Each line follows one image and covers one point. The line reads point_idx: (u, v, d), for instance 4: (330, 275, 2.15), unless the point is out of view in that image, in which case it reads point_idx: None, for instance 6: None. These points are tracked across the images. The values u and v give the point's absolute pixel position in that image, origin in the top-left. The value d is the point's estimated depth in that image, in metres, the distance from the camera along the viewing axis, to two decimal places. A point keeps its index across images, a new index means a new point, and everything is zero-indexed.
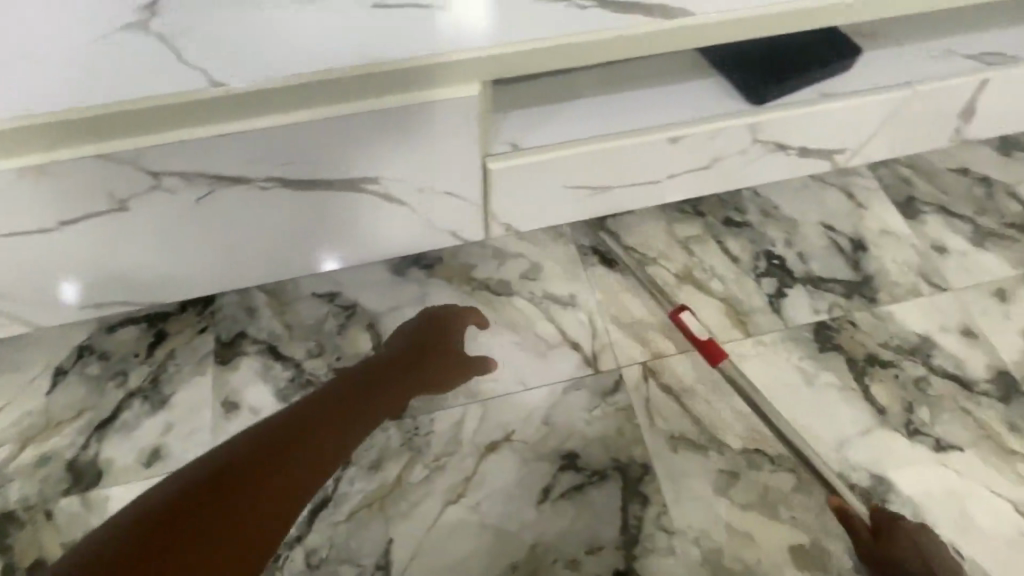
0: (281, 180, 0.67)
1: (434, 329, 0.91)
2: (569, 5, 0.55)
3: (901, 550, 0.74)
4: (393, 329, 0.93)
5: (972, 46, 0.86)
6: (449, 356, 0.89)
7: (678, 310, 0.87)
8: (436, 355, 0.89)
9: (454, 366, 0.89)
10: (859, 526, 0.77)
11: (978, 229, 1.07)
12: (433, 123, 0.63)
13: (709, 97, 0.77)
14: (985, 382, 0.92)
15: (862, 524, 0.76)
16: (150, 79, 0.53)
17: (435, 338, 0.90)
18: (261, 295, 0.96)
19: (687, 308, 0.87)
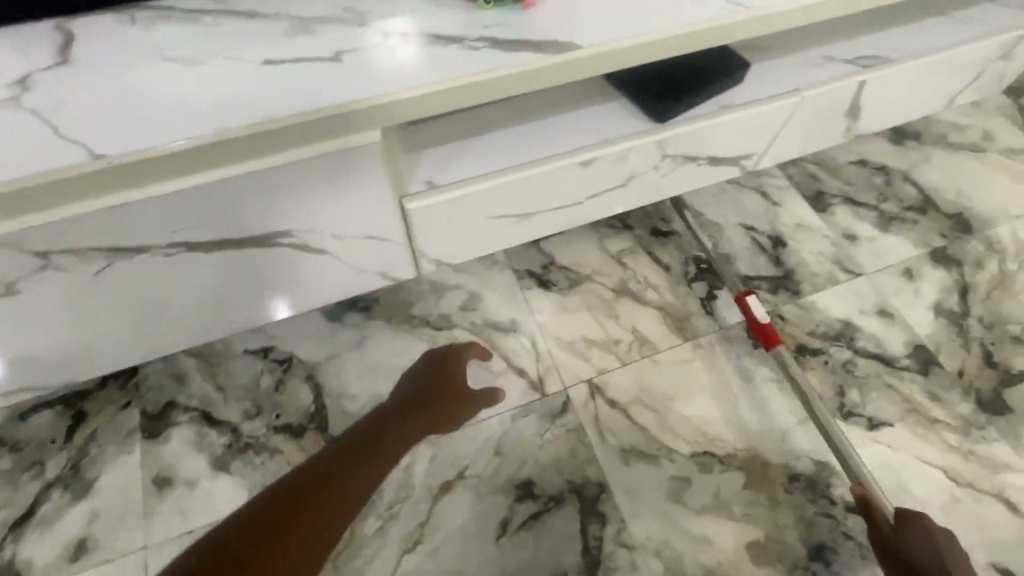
0: (186, 245, 0.64)
1: (441, 369, 0.93)
2: (462, 48, 0.59)
3: (916, 545, 0.76)
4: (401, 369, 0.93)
5: (849, 51, 0.93)
6: (459, 393, 0.91)
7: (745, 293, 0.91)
8: (444, 393, 0.91)
9: (462, 402, 0.90)
10: (883, 522, 0.77)
11: (882, 215, 1.16)
12: (339, 173, 0.63)
13: (614, 120, 0.81)
14: (904, 358, 0.98)
15: (886, 521, 0.77)
16: (26, 160, 0.51)
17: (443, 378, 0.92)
18: (190, 359, 0.92)
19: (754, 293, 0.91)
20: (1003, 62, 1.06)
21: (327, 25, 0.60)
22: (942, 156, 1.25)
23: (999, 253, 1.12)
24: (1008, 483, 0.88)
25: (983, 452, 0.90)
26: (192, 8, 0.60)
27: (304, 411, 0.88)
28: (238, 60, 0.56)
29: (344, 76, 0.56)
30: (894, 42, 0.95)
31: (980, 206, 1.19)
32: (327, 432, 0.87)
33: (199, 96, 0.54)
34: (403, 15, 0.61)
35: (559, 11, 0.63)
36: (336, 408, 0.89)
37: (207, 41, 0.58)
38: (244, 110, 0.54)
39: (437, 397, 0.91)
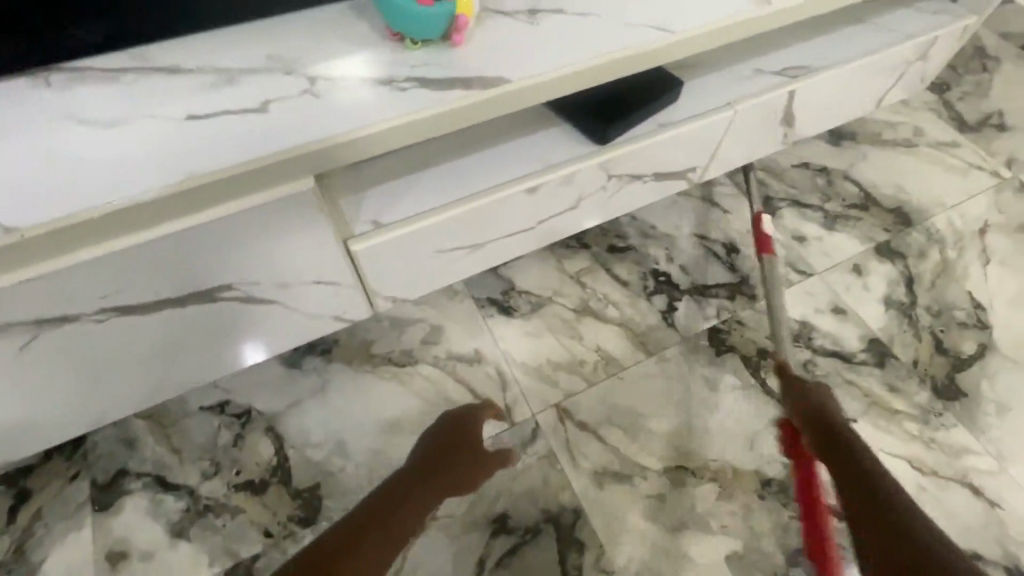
0: (119, 309, 0.62)
1: None
2: (390, 90, 0.60)
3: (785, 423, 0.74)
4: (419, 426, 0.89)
5: (777, 63, 0.97)
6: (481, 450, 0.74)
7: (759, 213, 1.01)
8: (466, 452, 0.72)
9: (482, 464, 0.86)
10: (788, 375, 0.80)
11: (828, 215, 1.20)
12: (275, 223, 0.61)
13: (556, 146, 0.82)
14: (861, 353, 1.01)
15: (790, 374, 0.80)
16: None
17: None
18: (141, 421, 0.88)
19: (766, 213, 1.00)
20: (922, 62, 1.12)
21: (252, 76, 0.59)
22: (878, 154, 1.31)
23: (939, 243, 1.17)
24: (969, 467, 0.91)
25: (943, 439, 0.93)
26: (112, 66, 0.59)
27: (265, 465, 0.85)
28: (162, 118, 0.56)
29: (272, 127, 0.56)
30: (819, 51, 0.99)
31: (917, 199, 1.24)
32: (290, 485, 0.84)
33: (123, 157, 0.53)
34: (331, 60, 0.61)
35: (486, 46, 0.64)
36: (300, 459, 0.86)
37: (128, 101, 0.57)
38: (171, 168, 0.53)
39: (462, 454, 0.72)
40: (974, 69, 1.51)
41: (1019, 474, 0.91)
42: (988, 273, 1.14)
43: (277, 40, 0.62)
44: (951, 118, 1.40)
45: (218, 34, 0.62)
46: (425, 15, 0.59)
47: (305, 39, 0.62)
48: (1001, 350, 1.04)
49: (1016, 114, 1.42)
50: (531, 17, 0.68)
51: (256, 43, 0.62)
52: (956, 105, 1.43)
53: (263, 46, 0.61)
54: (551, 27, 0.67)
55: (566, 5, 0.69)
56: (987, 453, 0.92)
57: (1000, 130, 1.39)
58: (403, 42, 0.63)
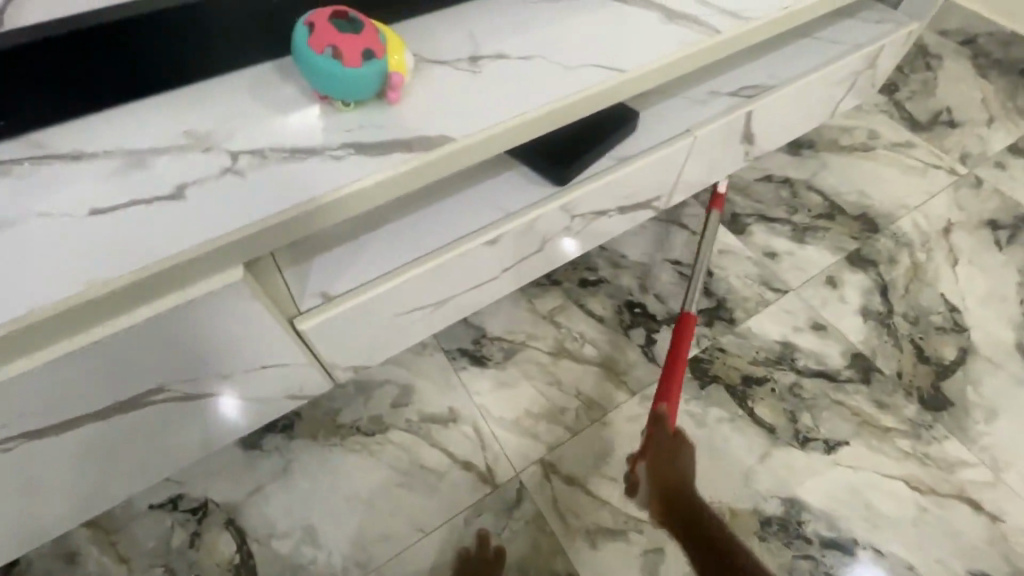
0: (32, 432, 0.54)
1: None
2: (323, 159, 0.54)
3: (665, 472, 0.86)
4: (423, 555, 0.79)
5: (732, 84, 0.95)
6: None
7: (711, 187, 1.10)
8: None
9: None
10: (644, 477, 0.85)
11: (796, 227, 1.18)
12: (205, 318, 0.55)
13: (515, 191, 0.77)
14: (845, 369, 0.99)
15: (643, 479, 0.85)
16: None
17: None
18: (84, 530, 0.79)
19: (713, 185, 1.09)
20: (872, 70, 1.12)
21: (166, 156, 0.53)
22: (837, 160, 1.31)
23: (908, 246, 1.17)
24: (965, 480, 0.88)
25: (936, 453, 0.91)
26: (5, 156, 0.52)
27: (227, 565, 0.78)
28: (61, 215, 0.49)
29: (192, 215, 0.50)
30: (771, 69, 0.98)
31: (881, 203, 1.24)
32: None
33: (15, 267, 0.46)
34: (256, 131, 0.56)
35: (424, 102, 0.60)
36: (266, 553, 0.79)
37: (24, 198, 0.50)
38: (71, 277, 0.46)
39: None
40: (918, 68, 1.53)
41: (1016, 482, 0.89)
42: (957, 273, 1.14)
43: (192, 113, 0.56)
44: (902, 119, 1.41)
45: (127, 112, 0.56)
46: (355, 78, 0.54)
47: (224, 108, 0.57)
48: (981, 352, 1.03)
49: (963, 109, 1.44)
50: (472, 64, 0.63)
51: (169, 118, 0.56)
52: (905, 105, 1.45)
53: (178, 120, 0.56)
54: (493, 74, 0.63)
55: (509, 49, 0.66)
56: (981, 463, 0.90)
57: (951, 126, 1.41)
58: (333, 104, 0.58)
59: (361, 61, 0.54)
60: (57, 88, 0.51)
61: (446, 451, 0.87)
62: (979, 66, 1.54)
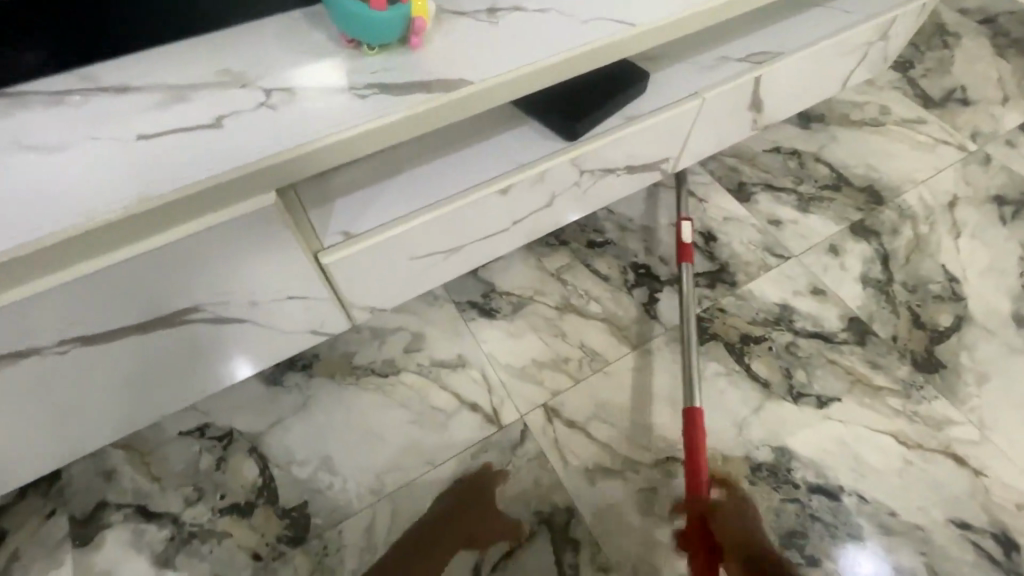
0: (80, 338, 0.60)
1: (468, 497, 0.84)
2: (350, 97, 0.59)
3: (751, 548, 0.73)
4: (432, 484, 0.85)
5: (742, 50, 0.97)
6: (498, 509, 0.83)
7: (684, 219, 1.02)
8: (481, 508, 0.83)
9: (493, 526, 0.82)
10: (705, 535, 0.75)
11: (801, 197, 1.21)
12: (237, 238, 0.60)
13: (527, 145, 0.81)
14: (842, 332, 1.02)
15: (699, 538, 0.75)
16: None
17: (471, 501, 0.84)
18: (119, 451, 0.86)
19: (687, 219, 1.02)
20: (883, 42, 1.13)
21: (206, 90, 0.57)
22: (847, 135, 1.33)
23: (911, 219, 1.19)
24: (952, 437, 0.92)
25: (926, 412, 0.94)
26: (56, 89, 0.56)
27: (251, 486, 0.84)
28: (109, 138, 0.54)
29: (227, 142, 0.55)
30: (782, 37, 1.00)
31: (888, 177, 1.26)
32: (277, 504, 0.83)
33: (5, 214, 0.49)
34: (289, 70, 0.60)
35: (444, 48, 0.63)
36: (286, 477, 0.85)
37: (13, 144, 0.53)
38: (122, 191, 0.51)
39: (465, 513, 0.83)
40: (935, 46, 1.53)
41: (1002, 442, 0.92)
42: (959, 245, 1.16)
43: (228, 53, 0.60)
44: (915, 96, 1.42)
45: (167, 49, 0.60)
46: (380, 21, 0.58)
47: (258, 50, 0.61)
48: (976, 320, 1.05)
49: (978, 88, 1.44)
50: (490, 16, 0.67)
51: (207, 57, 0.60)
52: (920, 82, 1.45)
53: (215, 59, 0.60)
54: (510, 26, 0.66)
55: (525, 2, 0.69)
56: (968, 422, 0.94)
57: (963, 104, 1.41)
58: (359, 48, 0.62)
59: (387, 5, 0.58)
60: (72, 31, 0.55)
61: (454, 393, 0.92)
62: (997, 45, 1.53)
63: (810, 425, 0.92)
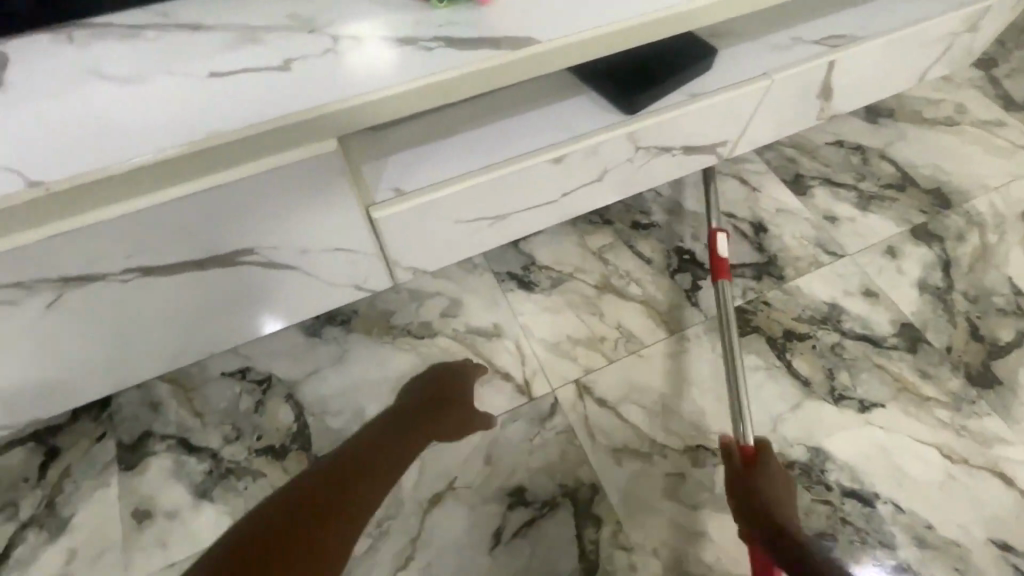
0: (144, 269, 0.63)
1: (444, 388, 0.87)
2: (417, 48, 0.58)
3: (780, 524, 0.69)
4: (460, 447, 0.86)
5: (817, 32, 0.92)
6: (471, 410, 0.86)
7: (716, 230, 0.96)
8: (449, 408, 0.84)
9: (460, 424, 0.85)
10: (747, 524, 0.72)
11: (861, 195, 1.15)
12: (296, 181, 0.61)
13: (584, 115, 0.79)
14: (892, 337, 0.98)
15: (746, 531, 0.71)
16: None
17: (447, 394, 0.86)
18: (166, 385, 0.89)
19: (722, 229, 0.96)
20: (971, 34, 1.06)
21: (278, 33, 0.58)
22: (917, 133, 1.25)
23: (979, 226, 1.12)
24: (1001, 456, 0.88)
25: (974, 427, 0.90)
26: (136, 23, 0.58)
27: (286, 431, 0.86)
28: (182, 73, 0.55)
29: (293, 84, 0.55)
30: (862, 20, 0.94)
31: (958, 180, 1.18)
32: (310, 451, 0.85)
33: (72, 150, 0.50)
34: (357, 17, 0.59)
35: (514, 6, 0.62)
36: (319, 426, 0.87)
37: (31, 114, 0.52)
38: (193, 124, 0.52)
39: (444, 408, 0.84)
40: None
41: None
42: None
43: None
44: (997, 96, 1.33)
45: None
46: None
47: None
48: None
49: None
50: None
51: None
52: (1003, 82, 1.35)
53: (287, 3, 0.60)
54: None
55: None
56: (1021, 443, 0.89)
57: None
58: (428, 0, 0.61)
59: None
60: None
61: (487, 360, 0.93)
62: None
63: (849, 428, 0.89)
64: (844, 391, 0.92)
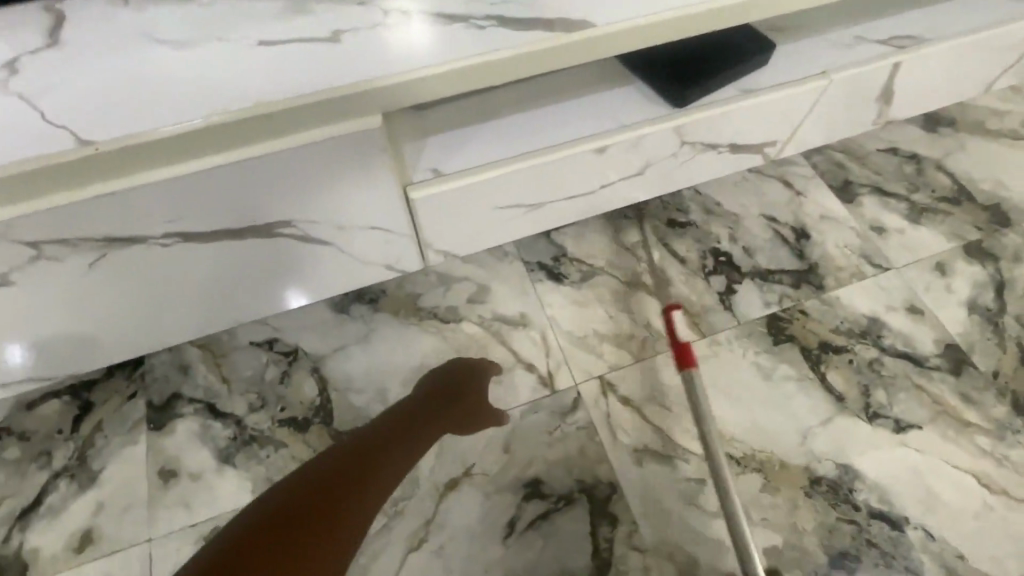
0: (183, 234, 0.63)
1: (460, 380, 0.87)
2: (468, 26, 0.56)
3: None
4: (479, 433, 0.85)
5: (883, 31, 0.87)
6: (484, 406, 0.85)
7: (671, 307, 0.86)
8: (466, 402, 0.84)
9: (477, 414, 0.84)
10: None
11: (913, 206, 1.10)
12: (337, 156, 0.60)
13: (630, 106, 0.77)
14: (935, 357, 0.93)
15: None
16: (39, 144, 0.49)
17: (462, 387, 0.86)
18: (196, 349, 0.91)
19: (678, 308, 0.86)
20: None
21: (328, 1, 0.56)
22: (978, 144, 1.18)
23: None
24: None
25: (1017, 457, 0.86)
26: None
27: (309, 404, 0.87)
28: (230, 37, 0.54)
29: (340, 58, 0.54)
30: (932, 21, 0.89)
31: (1020, 197, 1.12)
32: (332, 426, 0.86)
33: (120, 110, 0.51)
34: None
35: None
36: (342, 401, 0.88)
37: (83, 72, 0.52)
38: (238, 90, 0.52)
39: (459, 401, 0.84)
40: None
41: None
42: None
43: None
44: None
45: None
46: None
47: None
48: None
49: None
50: None
51: None
52: None
53: None
54: None
55: None
56: None
57: None
58: None
59: None
60: None
61: (511, 350, 0.92)
62: None
63: (883, 448, 0.86)
64: (880, 410, 0.88)
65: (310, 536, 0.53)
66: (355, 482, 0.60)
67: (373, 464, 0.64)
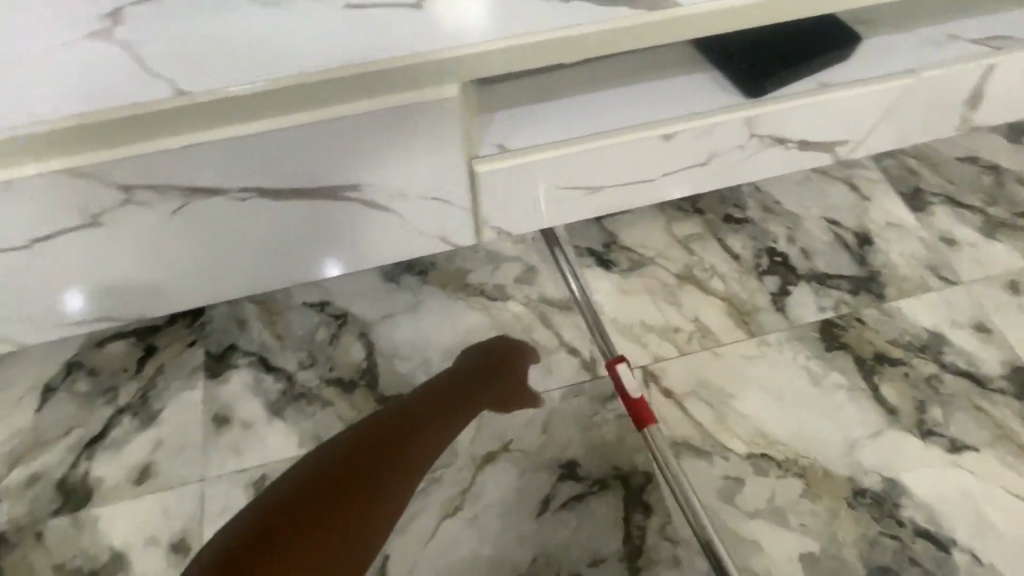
0: (258, 189, 0.66)
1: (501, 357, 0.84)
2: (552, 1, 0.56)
3: None
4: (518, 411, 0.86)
5: (978, 30, 0.82)
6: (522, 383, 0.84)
7: (615, 360, 0.82)
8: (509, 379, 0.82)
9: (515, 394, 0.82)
10: None
11: (989, 220, 1.04)
12: (412, 121, 0.62)
13: (702, 92, 0.75)
14: (1000, 379, 0.89)
15: None
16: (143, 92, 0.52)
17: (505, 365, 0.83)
18: (252, 305, 0.95)
19: (622, 358, 0.82)
20: None
21: None
22: None
23: None
24: None
25: None
26: None
27: (355, 367, 0.90)
28: None
29: (425, 23, 0.54)
30: None
31: None
32: (376, 390, 0.88)
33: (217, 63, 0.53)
34: None
35: None
36: (387, 368, 0.90)
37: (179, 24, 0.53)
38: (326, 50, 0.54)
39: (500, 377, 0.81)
40: None
41: None
42: None
43: None
44: None
45: None
46: None
47: None
48: None
49: None
50: None
51: None
52: None
53: None
54: None
55: None
56: None
57: None
58: None
59: None
60: None
61: (555, 332, 0.92)
62: None
63: (934, 466, 0.83)
64: (935, 428, 0.85)
65: (347, 501, 0.51)
66: (390, 449, 0.59)
67: (410, 430, 0.62)
